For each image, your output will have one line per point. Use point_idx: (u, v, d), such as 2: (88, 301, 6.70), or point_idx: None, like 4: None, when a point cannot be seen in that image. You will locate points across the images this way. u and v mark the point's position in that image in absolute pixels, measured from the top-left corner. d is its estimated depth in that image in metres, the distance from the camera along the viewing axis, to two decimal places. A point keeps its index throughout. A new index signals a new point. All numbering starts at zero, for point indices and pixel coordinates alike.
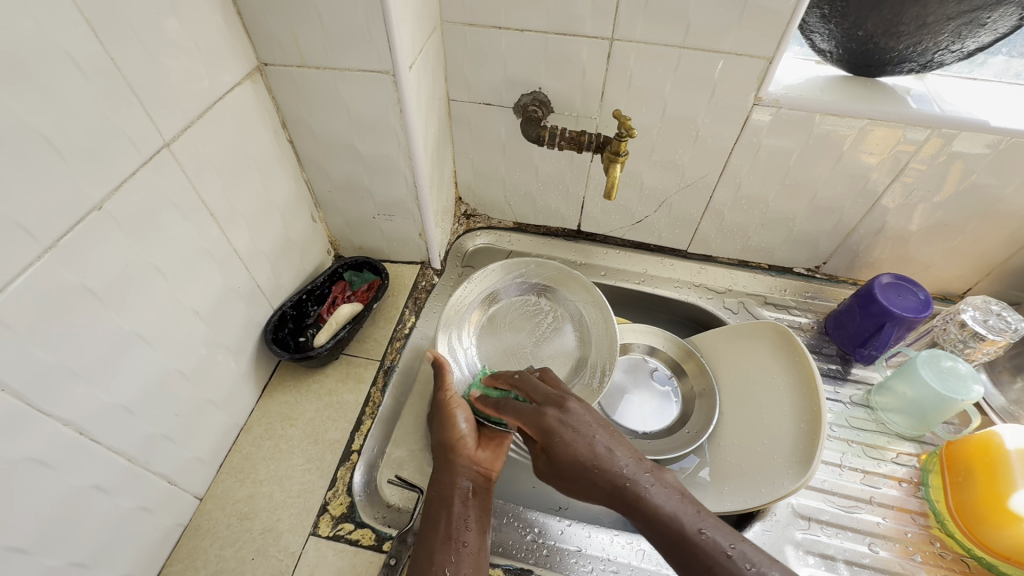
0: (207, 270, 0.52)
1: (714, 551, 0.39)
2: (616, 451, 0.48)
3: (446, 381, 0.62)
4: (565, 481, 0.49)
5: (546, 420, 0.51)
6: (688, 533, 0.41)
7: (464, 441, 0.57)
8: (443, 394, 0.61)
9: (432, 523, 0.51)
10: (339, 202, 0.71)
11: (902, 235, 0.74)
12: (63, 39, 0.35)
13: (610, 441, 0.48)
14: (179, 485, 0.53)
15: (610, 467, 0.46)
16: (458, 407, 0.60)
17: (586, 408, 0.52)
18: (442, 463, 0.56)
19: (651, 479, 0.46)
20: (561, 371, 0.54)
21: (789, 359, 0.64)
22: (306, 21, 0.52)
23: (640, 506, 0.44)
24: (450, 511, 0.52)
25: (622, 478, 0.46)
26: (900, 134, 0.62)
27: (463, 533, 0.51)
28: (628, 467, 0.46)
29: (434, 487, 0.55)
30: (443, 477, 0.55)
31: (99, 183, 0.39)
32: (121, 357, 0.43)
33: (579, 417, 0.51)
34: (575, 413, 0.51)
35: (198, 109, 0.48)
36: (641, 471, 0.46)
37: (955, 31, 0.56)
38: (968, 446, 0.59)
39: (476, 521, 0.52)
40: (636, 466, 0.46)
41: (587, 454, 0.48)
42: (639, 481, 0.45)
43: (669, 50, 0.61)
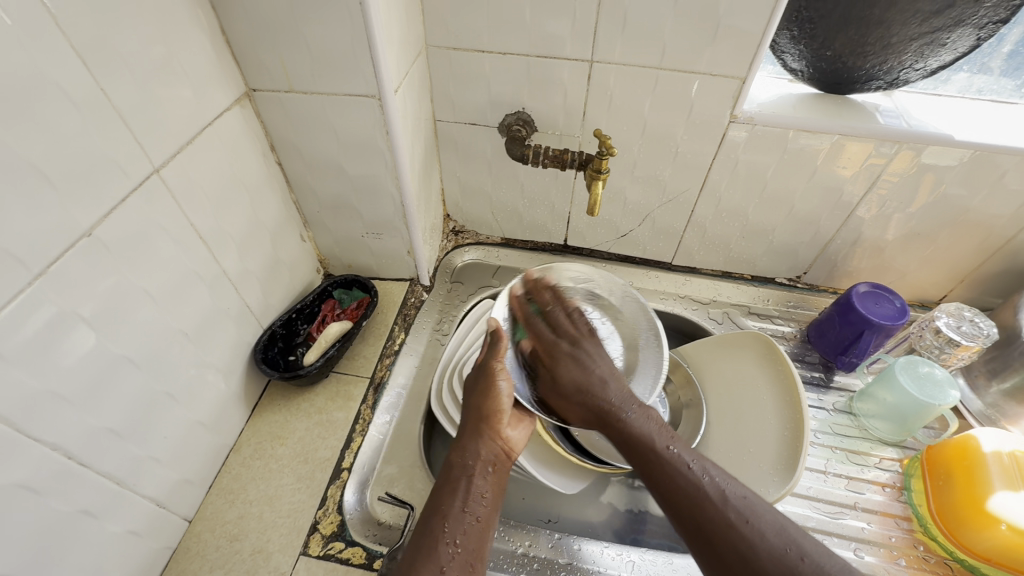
0: (197, 292, 0.53)
1: (731, 513, 0.42)
2: (630, 408, 0.51)
3: (501, 352, 0.58)
4: (569, 408, 0.54)
5: (569, 352, 0.56)
6: (708, 497, 0.44)
7: (500, 415, 0.55)
8: (494, 363, 0.58)
9: (446, 494, 0.49)
10: (328, 221, 0.72)
11: (878, 245, 0.76)
12: (55, 72, 0.37)
13: (617, 388, 0.53)
14: (168, 508, 0.53)
15: (623, 419, 0.50)
16: (500, 377, 0.57)
17: (612, 375, 0.54)
18: (470, 430, 0.54)
19: (633, 408, 0.51)
20: (590, 344, 0.57)
21: (774, 368, 0.66)
22: (293, 48, 0.53)
23: (659, 467, 0.46)
24: (470, 483, 0.50)
25: (631, 425, 0.49)
26: (871, 148, 0.65)
27: (477, 508, 0.49)
28: (633, 413, 0.50)
29: (457, 454, 0.53)
30: (467, 445, 0.53)
31: (89, 210, 0.40)
32: (110, 380, 0.44)
33: (598, 362, 0.55)
34: (592, 356, 0.55)
35: (187, 135, 0.49)
36: (662, 435, 0.48)
37: (918, 50, 0.59)
38: (947, 450, 0.61)
39: (492, 496, 0.51)
40: (654, 428, 0.49)
41: (603, 400, 0.52)
42: (661, 444, 0.48)
43: (647, 71, 0.63)
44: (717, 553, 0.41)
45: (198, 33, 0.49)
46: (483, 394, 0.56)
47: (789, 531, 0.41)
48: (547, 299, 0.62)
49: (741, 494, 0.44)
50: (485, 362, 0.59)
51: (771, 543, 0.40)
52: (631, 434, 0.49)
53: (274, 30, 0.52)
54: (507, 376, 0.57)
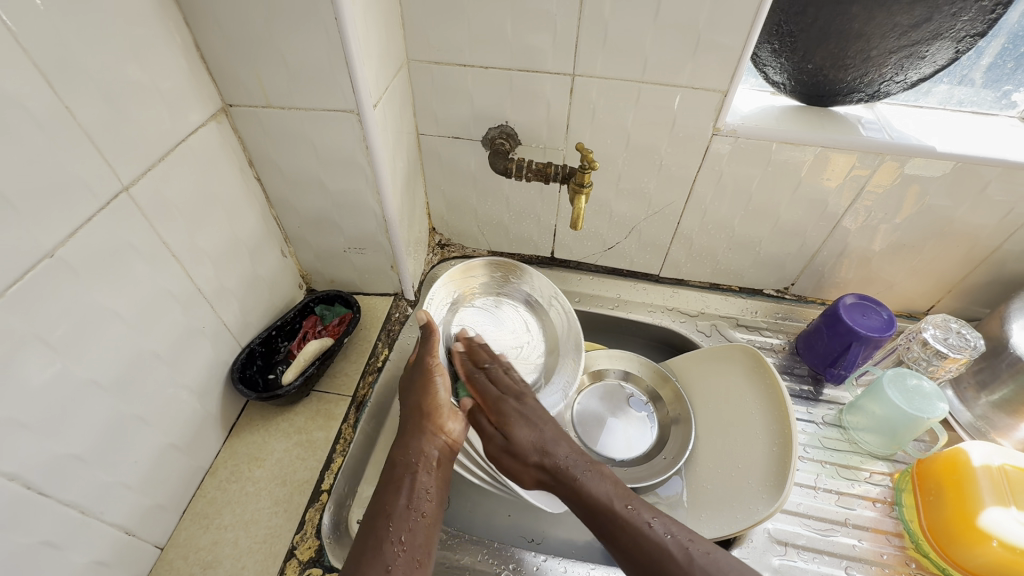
0: (170, 311, 0.51)
1: (696, 572, 0.47)
2: (583, 468, 0.57)
3: (434, 348, 0.63)
4: (514, 462, 0.58)
5: (512, 420, 0.61)
6: (673, 557, 0.49)
7: (438, 408, 0.59)
8: (431, 360, 0.62)
9: (390, 494, 0.53)
10: (309, 237, 0.71)
11: (865, 256, 0.76)
12: (17, 91, 0.36)
13: (570, 450, 0.59)
14: (139, 535, 0.51)
15: (582, 485, 0.55)
16: (437, 373, 0.62)
17: (563, 441, 0.60)
18: (413, 427, 0.58)
19: (584, 469, 0.57)
20: (532, 399, 0.63)
21: (761, 382, 0.65)
22: (270, 64, 0.52)
23: (619, 529, 0.51)
24: (414, 479, 0.54)
25: (586, 486, 0.55)
26: (855, 160, 0.65)
27: (421, 506, 0.52)
28: (586, 475, 0.56)
29: (402, 451, 0.56)
30: (410, 443, 0.57)
31: (52, 230, 0.39)
32: (76, 406, 0.42)
33: (524, 416, 0.61)
34: (521, 427, 0.60)
35: (160, 152, 0.48)
36: (620, 496, 0.54)
37: (898, 63, 0.59)
38: (938, 464, 0.60)
39: (434, 493, 0.54)
40: (601, 484, 0.55)
41: (558, 463, 0.57)
42: (620, 504, 0.53)
43: (629, 85, 0.63)
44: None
45: (172, 49, 0.49)
46: (421, 389, 0.60)
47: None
48: (484, 357, 0.67)
49: (694, 541, 0.50)
50: (422, 358, 0.63)
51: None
52: (584, 490, 0.55)
53: (249, 45, 0.51)
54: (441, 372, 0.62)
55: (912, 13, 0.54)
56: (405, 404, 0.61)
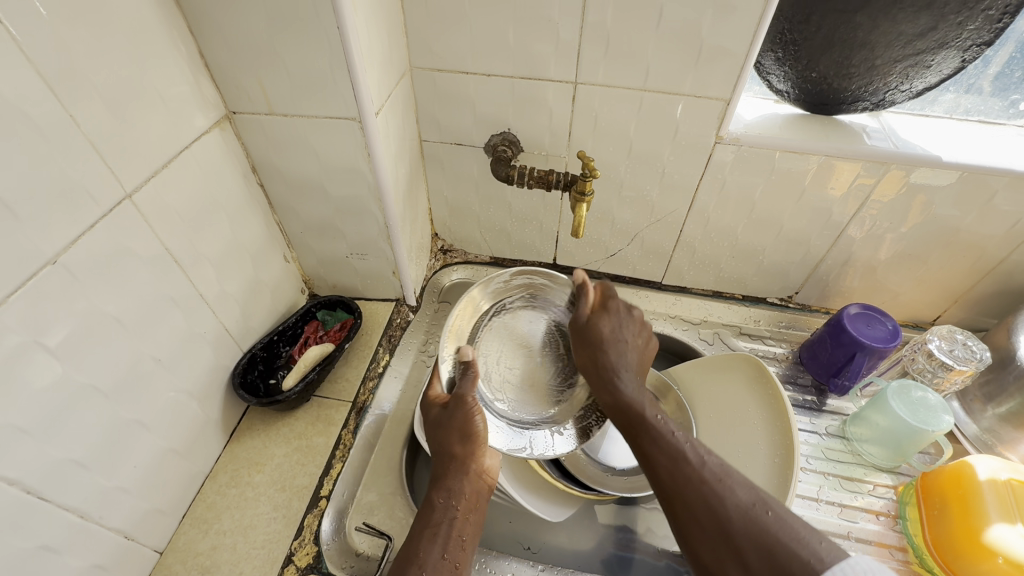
0: (172, 317, 0.52)
1: (705, 474, 0.44)
2: (628, 375, 0.55)
3: (473, 385, 0.55)
4: (585, 361, 0.57)
5: (597, 324, 0.58)
6: (686, 459, 0.46)
7: (480, 446, 0.54)
8: (466, 396, 0.54)
9: (424, 542, 0.47)
10: (312, 242, 0.71)
11: (870, 265, 0.75)
12: (21, 100, 0.36)
13: (632, 361, 0.56)
14: (138, 540, 0.51)
15: (621, 385, 0.54)
16: (478, 411, 0.54)
17: (629, 348, 0.57)
18: (453, 466, 0.53)
19: (631, 379, 0.55)
20: (619, 306, 0.60)
21: (764, 392, 0.64)
22: (273, 72, 0.53)
23: (643, 430, 0.50)
24: (450, 527, 0.49)
25: (626, 392, 0.53)
26: (860, 168, 0.64)
27: (456, 553, 0.47)
28: (629, 383, 0.54)
29: (441, 496, 0.51)
30: (449, 483, 0.52)
31: (54, 238, 0.40)
32: (76, 411, 0.43)
33: (609, 328, 0.58)
34: (604, 321, 0.59)
35: (163, 159, 0.49)
36: (653, 405, 0.52)
37: (903, 72, 0.59)
38: (942, 478, 0.59)
39: (470, 538, 0.50)
40: (641, 397, 0.53)
41: (605, 364, 0.56)
42: (652, 413, 0.51)
43: (631, 93, 0.63)
44: (680, 516, 0.44)
45: (176, 58, 0.49)
46: (464, 422, 0.54)
47: (762, 498, 0.42)
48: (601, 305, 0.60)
49: (720, 465, 0.45)
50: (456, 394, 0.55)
51: (740, 500, 0.42)
52: (621, 398, 0.53)
53: (253, 53, 0.52)
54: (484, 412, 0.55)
55: (917, 22, 0.53)
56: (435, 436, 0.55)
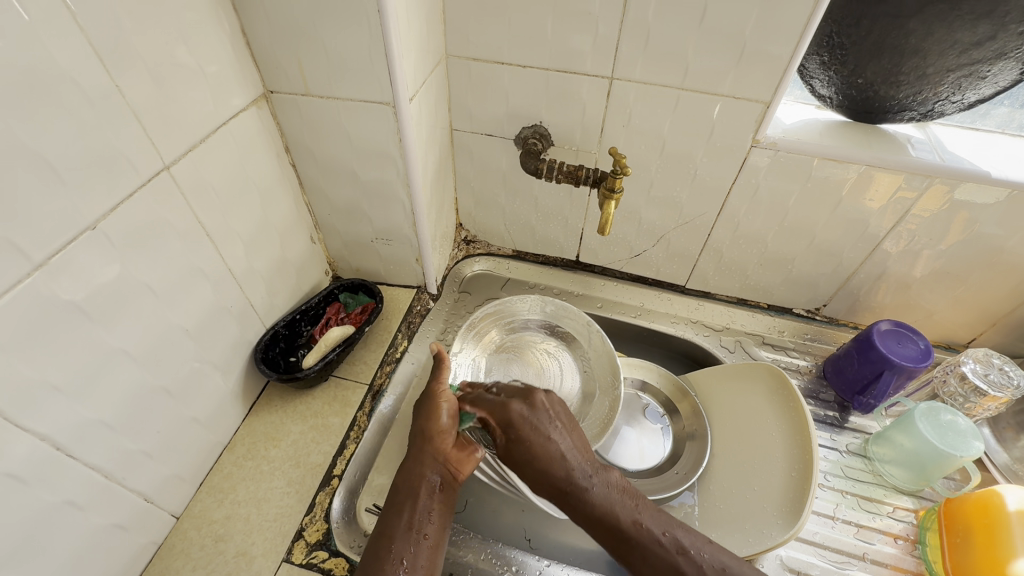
0: (201, 289, 0.53)
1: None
2: (580, 469, 0.52)
3: (441, 377, 0.59)
4: (532, 472, 0.53)
5: (518, 424, 0.55)
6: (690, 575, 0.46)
7: (442, 436, 0.55)
8: (436, 387, 0.58)
9: (395, 515, 0.51)
10: (338, 225, 0.72)
11: (905, 281, 0.73)
12: (71, 68, 0.37)
13: (574, 455, 0.53)
14: (156, 504, 0.52)
15: (581, 485, 0.51)
16: (444, 401, 0.57)
17: (575, 442, 0.55)
18: (413, 452, 0.55)
19: (594, 476, 0.52)
20: (541, 398, 0.57)
21: (784, 404, 0.63)
22: (312, 52, 0.53)
23: (627, 546, 0.48)
24: (415, 503, 0.52)
25: (593, 497, 0.50)
26: (901, 181, 0.62)
27: (423, 525, 0.51)
28: (593, 483, 0.51)
29: (403, 476, 0.54)
30: (410, 466, 0.54)
31: (95, 205, 0.41)
32: (107, 374, 0.44)
33: (534, 417, 0.55)
34: (528, 411, 0.55)
35: (202, 133, 0.50)
36: (625, 509, 0.50)
37: (955, 82, 0.57)
38: (968, 504, 0.57)
39: (438, 513, 0.52)
40: (608, 497, 0.51)
41: (552, 470, 0.52)
42: (628, 519, 0.49)
43: (669, 91, 0.61)
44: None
45: (219, 35, 0.50)
46: (429, 412, 0.57)
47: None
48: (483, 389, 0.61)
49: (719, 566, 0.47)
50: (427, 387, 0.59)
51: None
52: (590, 507, 0.50)
53: (293, 34, 0.52)
54: (448, 400, 0.57)
55: (975, 31, 0.51)
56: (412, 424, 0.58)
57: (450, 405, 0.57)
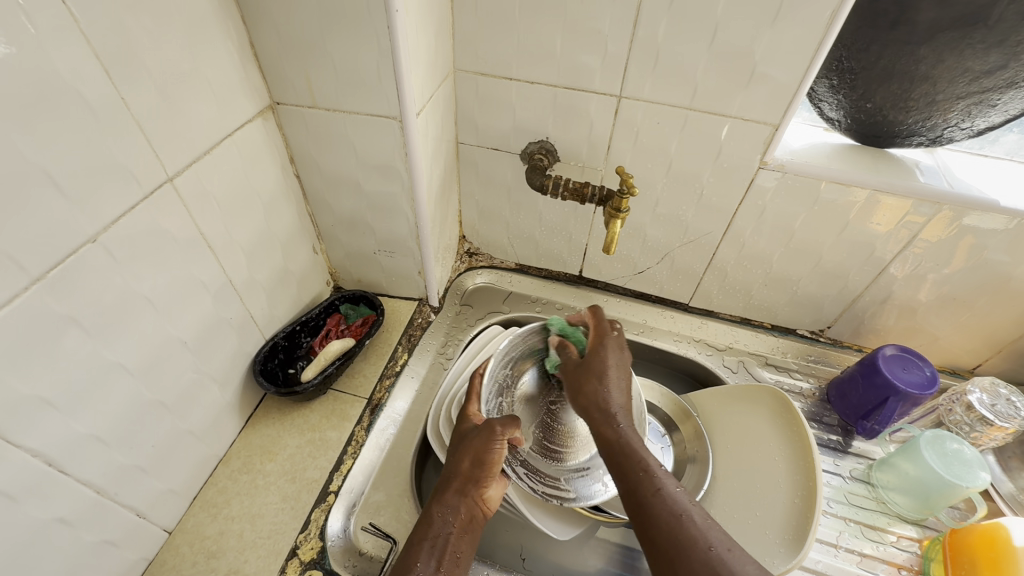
0: (201, 300, 0.52)
1: (712, 538, 0.44)
2: (624, 416, 0.56)
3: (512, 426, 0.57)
4: (586, 393, 0.59)
5: (605, 348, 0.62)
6: (691, 519, 0.45)
7: (490, 470, 0.55)
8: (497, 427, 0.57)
9: (421, 555, 0.49)
10: (341, 235, 0.72)
11: (910, 304, 0.72)
12: (76, 81, 0.37)
13: (624, 403, 0.58)
14: (149, 518, 0.52)
15: (615, 422, 0.55)
16: (500, 438, 0.56)
17: (622, 387, 0.59)
18: (454, 488, 0.54)
19: (626, 421, 0.56)
20: (614, 342, 0.63)
21: (789, 429, 0.62)
22: (320, 65, 0.53)
23: (646, 481, 0.49)
24: (447, 543, 0.50)
25: (629, 436, 0.54)
26: (908, 206, 0.62)
27: (451, 569, 0.49)
28: (623, 425, 0.55)
29: (439, 510, 0.52)
30: (449, 498, 0.53)
31: (95, 217, 0.40)
32: (102, 388, 0.43)
33: (614, 356, 0.62)
34: (613, 352, 0.62)
35: (206, 145, 0.49)
36: (656, 458, 0.51)
37: (965, 109, 0.56)
38: (972, 537, 0.56)
39: (464, 555, 0.51)
40: (637, 439, 0.54)
41: (603, 398, 0.58)
42: (654, 463, 0.51)
43: (676, 111, 0.61)
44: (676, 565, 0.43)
45: (226, 46, 0.50)
46: (479, 446, 0.56)
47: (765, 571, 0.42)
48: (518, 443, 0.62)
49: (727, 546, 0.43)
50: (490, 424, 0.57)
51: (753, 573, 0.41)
52: (620, 436, 0.54)
53: (302, 47, 0.52)
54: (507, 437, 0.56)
55: (986, 60, 0.51)
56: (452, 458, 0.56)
57: (504, 446, 0.56)
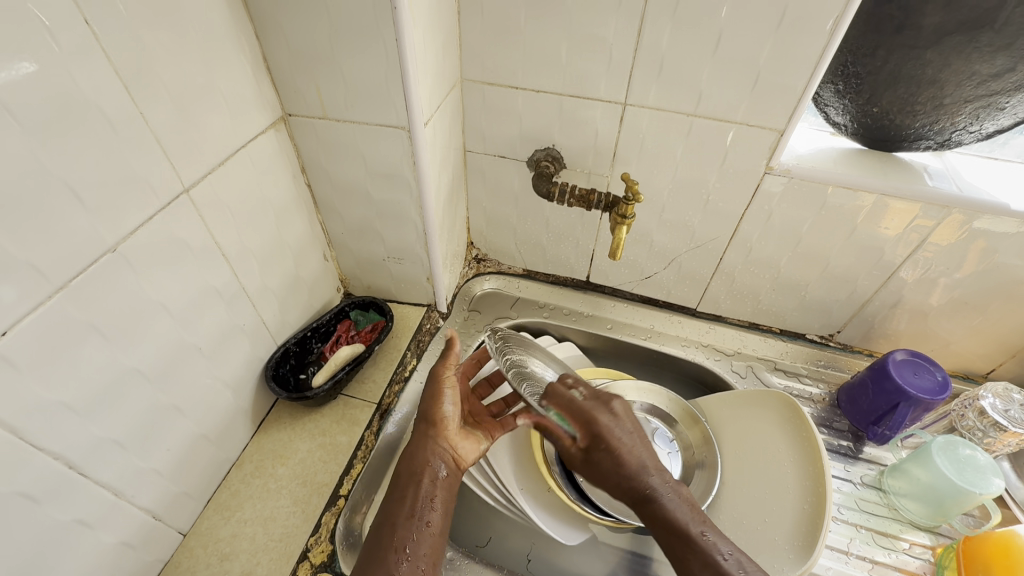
0: (215, 307, 0.54)
1: None
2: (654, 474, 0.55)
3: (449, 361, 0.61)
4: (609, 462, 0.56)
5: (606, 433, 0.57)
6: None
7: (445, 423, 0.57)
8: (442, 371, 0.61)
9: (397, 504, 0.52)
10: (351, 243, 0.73)
11: (922, 309, 0.71)
12: (100, 98, 0.39)
13: (651, 459, 0.56)
14: (164, 520, 0.53)
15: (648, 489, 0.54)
16: (448, 392, 0.60)
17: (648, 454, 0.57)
18: (418, 441, 0.57)
19: (657, 479, 0.55)
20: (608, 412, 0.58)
21: (797, 435, 0.61)
22: (330, 77, 0.54)
23: (690, 547, 0.49)
24: (419, 490, 0.53)
25: (662, 503, 0.53)
26: (917, 210, 0.61)
27: (427, 514, 0.52)
28: (658, 486, 0.54)
29: (408, 463, 0.55)
30: (415, 451, 0.56)
31: (114, 227, 0.41)
32: (121, 394, 0.45)
33: (619, 432, 0.57)
34: (619, 426, 0.57)
35: (220, 157, 0.51)
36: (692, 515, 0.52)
37: (974, 113, 0.56)
38: (987, 545, 0.55)
39: (441, 502, 0.54)
40: (673, 499, 0.53)
41: (631, 468, 0.55)
42: (695, 528, 0.51)
43: (681, 117, 0.62)
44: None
45: (240, 60, 0.51)
46: (432, 400, 0.59)
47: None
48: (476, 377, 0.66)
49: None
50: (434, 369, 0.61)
51: None
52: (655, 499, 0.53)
53: (313, 60, 0.53)
54: (453, 396, 0.60)
55: (993, 63, 0.51)
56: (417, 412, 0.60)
57: (455, 402, 0.59)
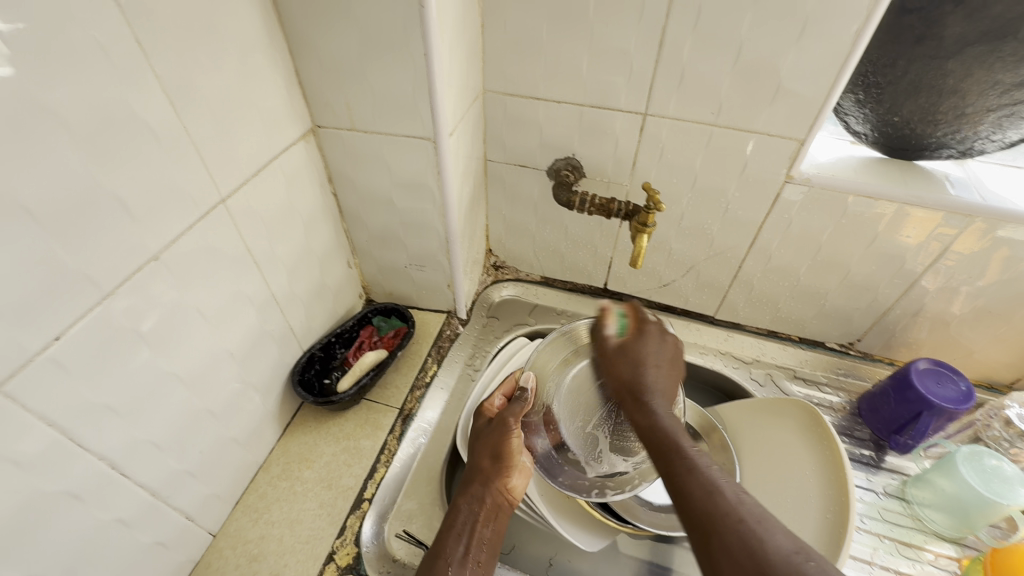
0: (246, 313, 0.55)
1: (740, 512, 0.36)
2: (662, 401, 0.48)
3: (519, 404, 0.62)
4: (626, 372, 0.51)
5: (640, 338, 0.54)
6: (721, 494, 0.37)
7: (510, 466, 0.58)
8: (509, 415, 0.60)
9: (451, 539, 0.53)
10: (374, 251, 0.74)
11: (944, 317, 0.71)
12: (150, 115, 0.41)
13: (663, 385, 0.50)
14: (196, 521, 0.54)
15: (652, 407, 0.47)
16: (514, 430, 0.59)
17: (661, 371, 0.51)
18: (478, 479, 0.57)
19: (663, 404, 0.48)
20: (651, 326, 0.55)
21: (819, 444, 0.61)
22: (359, 90, 0.56)
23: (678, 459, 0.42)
24: (474, 530, 0.54)
25: (662, 419, 0.46)
26: (939, 219, 0.61)
27: (478, 554, 0.53)
28: (661, 407, 0.47)
29: (466, 500, 0.56)
30: (475, 488, 0.56)
31: (157, 236, 0.43)
32: (161, 397, 0.46)
33: (654, 347, 0.53)
34: (654, 342, 0.53)
35: (254, 168, 0.53)
36: (689, 437, 0.44)
37: (996, 121, 0.56)
38: (1013, 556, 0.55)
39: (489, 544, 0.54)
40: (674, 424, 0.45)
41: (641, 381, 0.50)
42: (686, 443, 0.43)
43: (701, 127, 0.62)
44: (711, 548, 0.35)
45: (274, 74, 0.53)
46: (501, 433, 0.59)
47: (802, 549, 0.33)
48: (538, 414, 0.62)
49: (801, 557, 0.33)
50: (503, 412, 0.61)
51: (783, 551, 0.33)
52: (656, 422, 0.46)
53: (343, 73, 0.55)
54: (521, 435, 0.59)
55: (1016, 72, 0.51)
56: (480, 445, 0.60)
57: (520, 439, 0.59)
